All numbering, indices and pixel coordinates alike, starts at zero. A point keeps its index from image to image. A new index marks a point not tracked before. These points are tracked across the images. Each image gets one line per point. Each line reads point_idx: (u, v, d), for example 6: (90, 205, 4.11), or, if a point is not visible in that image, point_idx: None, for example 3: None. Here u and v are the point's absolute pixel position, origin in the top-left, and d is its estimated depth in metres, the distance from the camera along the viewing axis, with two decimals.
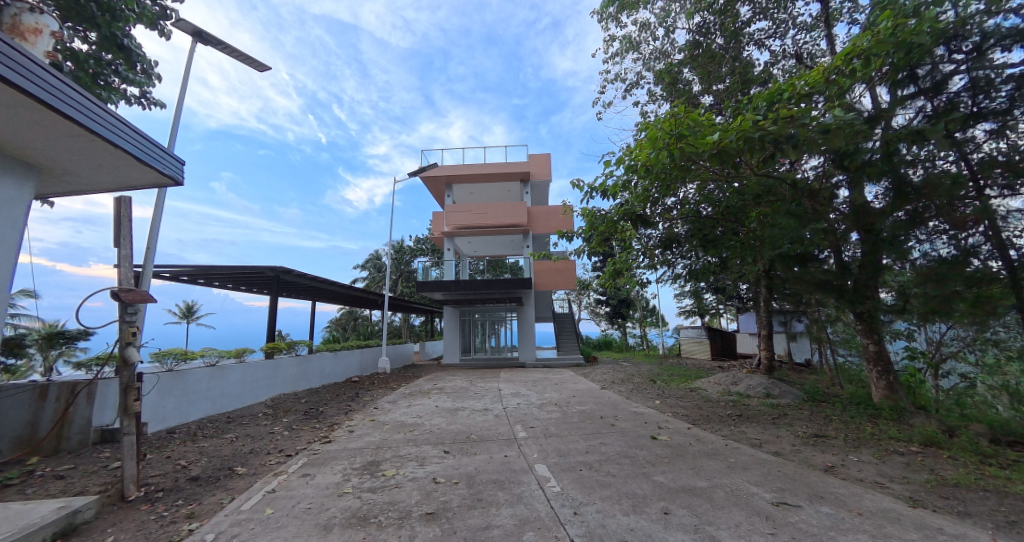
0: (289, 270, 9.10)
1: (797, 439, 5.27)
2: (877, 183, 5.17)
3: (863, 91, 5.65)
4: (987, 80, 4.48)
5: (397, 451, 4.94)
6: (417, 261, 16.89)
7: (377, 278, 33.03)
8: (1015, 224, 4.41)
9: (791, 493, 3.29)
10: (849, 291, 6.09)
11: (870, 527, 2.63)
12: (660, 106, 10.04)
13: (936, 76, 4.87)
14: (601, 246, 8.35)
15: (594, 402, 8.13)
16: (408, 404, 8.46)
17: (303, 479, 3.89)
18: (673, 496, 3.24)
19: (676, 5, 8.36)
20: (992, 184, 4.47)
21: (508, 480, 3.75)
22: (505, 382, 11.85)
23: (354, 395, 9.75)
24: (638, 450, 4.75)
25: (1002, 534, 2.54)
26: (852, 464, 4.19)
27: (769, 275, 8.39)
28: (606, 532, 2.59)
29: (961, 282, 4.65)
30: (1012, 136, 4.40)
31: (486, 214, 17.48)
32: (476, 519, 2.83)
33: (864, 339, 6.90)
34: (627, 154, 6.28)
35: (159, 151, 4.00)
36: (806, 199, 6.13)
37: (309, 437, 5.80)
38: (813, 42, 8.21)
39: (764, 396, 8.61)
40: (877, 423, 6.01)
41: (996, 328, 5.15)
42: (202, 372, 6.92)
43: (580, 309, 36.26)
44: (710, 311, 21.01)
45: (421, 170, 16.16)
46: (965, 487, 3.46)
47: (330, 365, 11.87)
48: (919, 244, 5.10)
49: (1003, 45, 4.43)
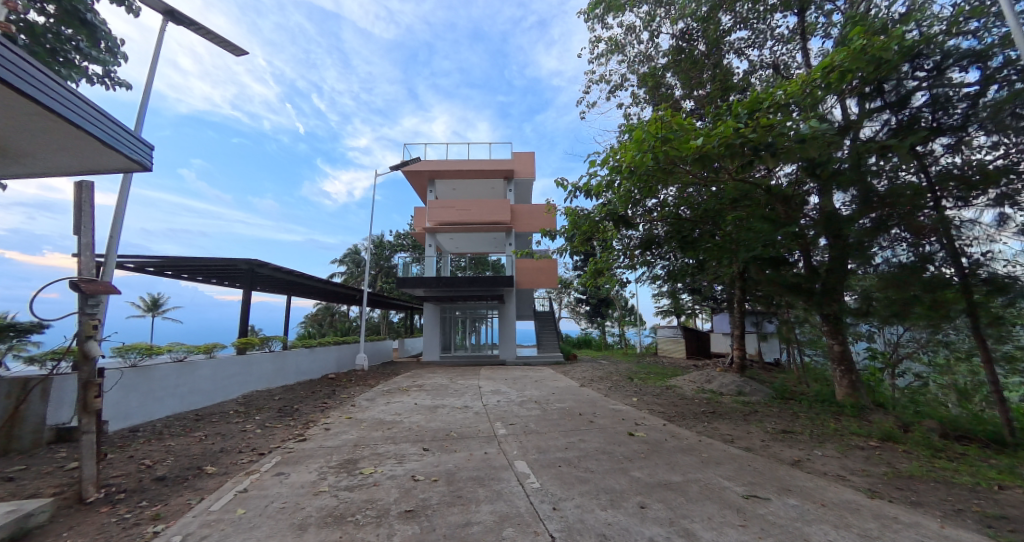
0: (264, 264, 8.81)
1: (766, 435, 5.49)
2: (845, 191, 5.44)
3: (834, 103, 5.85)
4: (946, 97, 4.84)
5: (375, 449, 4.85)
6: (399, 257, 16.64)
7: (355, 272, 32.53)
8: (966, 234, 4.81)
9: (761, 486, 3.43)
10: (818, 294, 6.25)
11: (832, 517, 2.77)
12: (642, 109, 10.24)
13: (900, 91, 5.21)
14: (582, 245, 8.45)
15: (573, 401, 8.12)
16: (386, 402, 8.28)
17: (277, 479, 3.78)
18: (649, 491, 3.32)
19: (661, 9, 8.52)
20: (948, 196, 4.81)
21: (488, 477, 3.76)
22: (485, 380, 11.80)
23: (330, 393, 9.48)
24: (617, 446, 4.84)
25: (949, 521, 2.72)
26: (817, 459, 4.39)
27: (743, 276, 8.64)
28: (584, 527, 2.63)
29: (919, 286, 4.90)
30: (966, 152, 4.73)
31: (469, 211, 17.39)
32: (456, 516, 2.83)
33: (830, 340, 7.26)
34: (612, 155, 6.33)
35: (126, 134, 3.82)
36: (780, 204, 6.39)
37: (283, 435, 5.63)
38: (789, 54, 8.51)
39: (736, 394, 8.92)
40: (842, 420, 6.26)
41: (949, 331, 5.46)
42: (168, 368, 6.64)
43: (560, 308, 36.60)
44: (686, 311, 21.55)
45: (403, 163, 15.94)
46: (917, 479, 3.70)
47: (305, 361, 11.61)
48: (882, 250, 5.37)
49: (961, 64, 4.75)
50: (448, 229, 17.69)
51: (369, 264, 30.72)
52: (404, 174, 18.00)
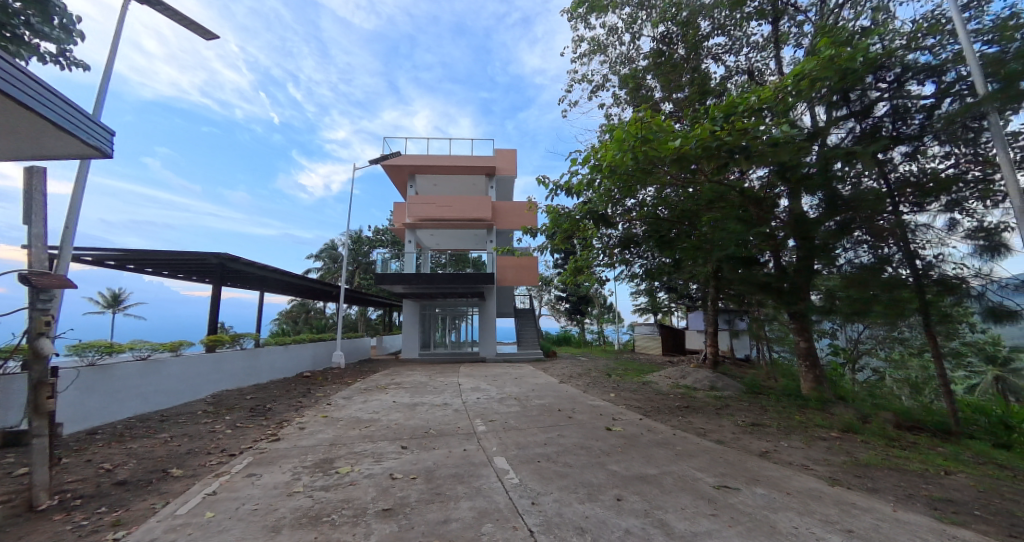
0: (236, 259, 8.49)
1: (737, 428, 5.71)
2: (813, 195, 5.61)
3: (803, 111, 6.07)
4: (905, 108, 5.13)
5: (352, 448, 4.76)
6: (378, 253, 16.36)
7: (332, 268, 31.75)
8: (921, 237, 5.29)
9: (731, 477, 3.57)
10: (786, 293, 6.42)
11: (797, 504, 2.91)
12: (623, 110, 10.39)
13: (864, 101, 5.45)
14: (563, 243, 8.52)
15: (553, 397, 8.21)
16: (364, 400, 8.15)
17: (248, 480, 3.66)
18: (626, 484, 3.40)
19: (643, 12, 8.66)
20: (905, 202, 5.26)
21: (467, 474, 3.76)
22: (465, 377, 11.76)
23: (305, 392, 9.25)
24: (595, 441, 4.93)
25: (901, 505, 2.91)
26: (783, 450, 4.60)
27: (716, 274, 8.79)
28: (563, 520, 2.67)
29: (879, 286, 5.14)
30: (922, 160, 5.17)
31: (450, 207, 17.24)
32: (435, 513, 2.82)
33: (797, 337, 7.58)
34: (593, 154, 6.40)
35: (84, 118, 3.60)
36: (753, 206, 6.61)
37: (255, 435, 5.45)
38: (763, 61, 8.81)
39: (709, 389, 9.23)
40: (807, 413, 6.56)
41: (905, 328, 5.77)
42: (131, 367, 6.32)
43: (540, 306, 36.82)
44: (663, 309, 22.08)
45: (383, 157, 15.65)
46: (874, 466, 3.93)
47: (279, 359, 11.27)
48: (845, 252, 5.67)
49: (918, 78, 5.08)
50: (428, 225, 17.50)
51: (346, 260, 30.03)
52: (384, 168, 17.67)
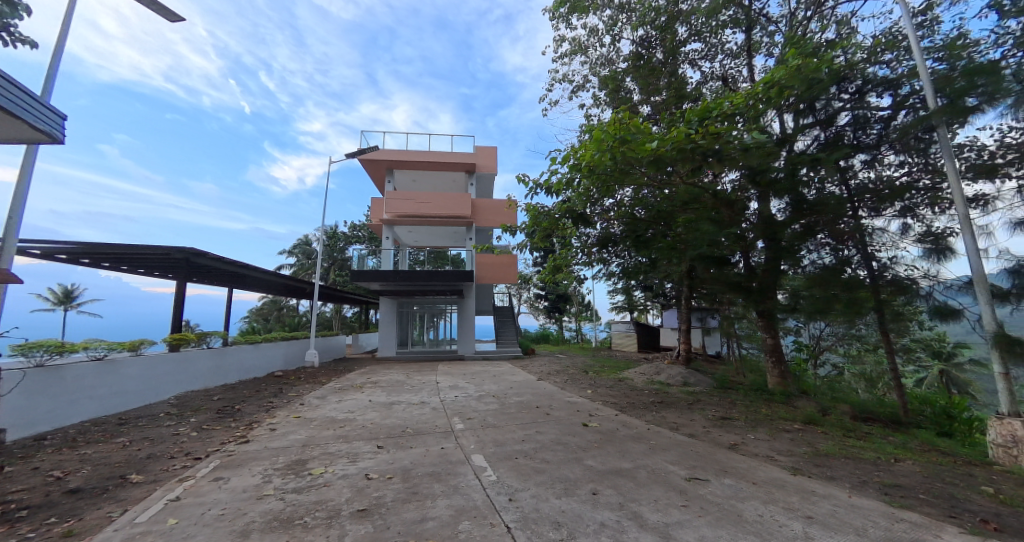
0: (203, 254, 8.12)
1: (707, 422, 5.91)
2: (780, 198, 5.88)
3: (772, 118, 6.33)
4: (865, 118, 5.44)
5: (326, 449, 4.65)
6: (354, 249, 16.00)
7: (305, 264, 30.82)
8: (877, 240, 5.63)
9: (702, 469, 3.70)
10: (755, 292, 6.57)
11: (762, 494, 3.05)
12: (602, 110, 10.53)
13: (828, 110, 5.73)
14: (542, 242, 8.57)
15: (531, 394, 8.26)
16: (339, 399, 7.97)
17: (215, 484, 3.53)
18: (601, 478, 3.47)
19: (623, 15, 8.79)
20: (864, 207, 5.57)
21: (445, 472, 3.74)
22: (443, 375, 11.67)
23: (277, 392, 8.95)
24: (572, 437, 5.00)
25: (856, 492, 3.10)
26: (750, 442, 4.80)
27: (690, 274, 9.13)
28: (539, 516, 2.70)
29: (839, 286, 5.44)
30: (879, 168, 5.48)
31: (429, 203, 17.04)
32: (411, 512, 2.80)
33: (764, 334, 7.91)
34: (573, 154, 6.46)
35: (31, 100, 3.34)
36: (725, 208, 6.82)
37: (223, 438, 5.24)
38: (736, 68, 9.11)
39: (682, 385, 9.52)
40: (773, 406, 6.86)
41: (862, 325, 6.13)
42: (85, 368, 5.95)
43: (519, 304, 36.93)
44: (639, 307, 22.57)
45: (360, 151, 15.30)
46: (832, 456, 4.16)
47: (249, 358, 10.86)
48: (809, 253, 5.98)
49: (877, 90, 5.37)
50: (406, 221, 17.24)
51: (321, 256, 29.22)
52: (360, 162, 17.25)
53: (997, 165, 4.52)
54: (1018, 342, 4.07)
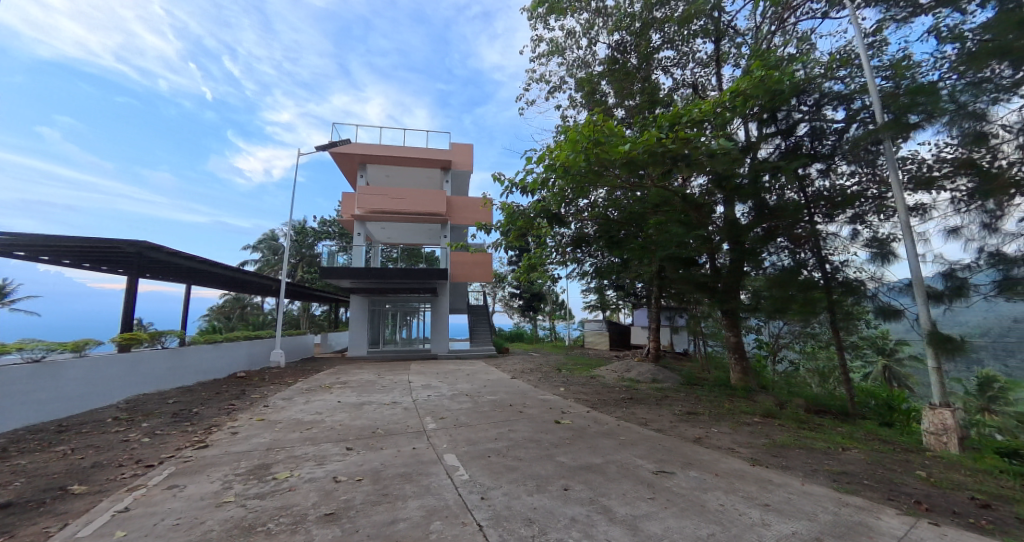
0: (158, 248, 7.64)
1: (674, 417, 6.12)
2: (744, 203, 6.16)
3: (738, 126, 6.61)
4: (821, 130, 5.78)
5: (291, 452, 4.49)
6: (324, 245, 15.51)
7: (271, 260, 29.58)
8: (830, 245, 6.00)
9: (669, 462, 3.83)
10: (721, 292, 7.02)
11: (724, 484, 3.19)
12: (578, 112, 10.68)
13: (789, 121, 6.05)
14: (517, 240, 8.60)
15: (505, 393, 8.29)
16: (306, 401, 7.72)
17: (169, 492, 3.33)
18: (573, 474, 3.52)
19: (600, 19, 8.94)
20: (819, 213, 5.91)
21: (416, 473, 3.70)
22: (415, 375, 11.51)
23: (239, 393, 8.56)
24: (544, 434, 5.05)
25: (809, 480, 3.29)
26: (714, 435, 5.01)
27: (660, 274, 9.41)
28: (512, 513, 2.72)
29: (797, 287, 5.74)
30: (833, 177, 5.83)
31: (402, 200, 16.73)
32: (381, 514, 2.75)
33: (728, 332, 8.27)
34: (548, 154, 6.51)
35: None
36: (693, 211, 7.07)
37: (178, 443, 4.96)
38: (706, 77, 9.45)
39: (651, 381, 9.81)
40: (735, 401, 7.18)
41: (816, 324, 6.52)
42: (21, 370, 5.48)
43: (494, 303, 36.89)
44: (611, 307, 23.06)
45: (331, 144, 14.83)
46: (788, 447, 4.41)
47: (209, 358, 10.32)
48: (769, 256, 6.31)
49: (832, 104, 5.72)
50: (378, 217, 16.86)
51: (288, 252, 28.11)
52: (332, 155, 16.72)
53: (934, 177, 4.91)
54: (950, 340, 4.44)
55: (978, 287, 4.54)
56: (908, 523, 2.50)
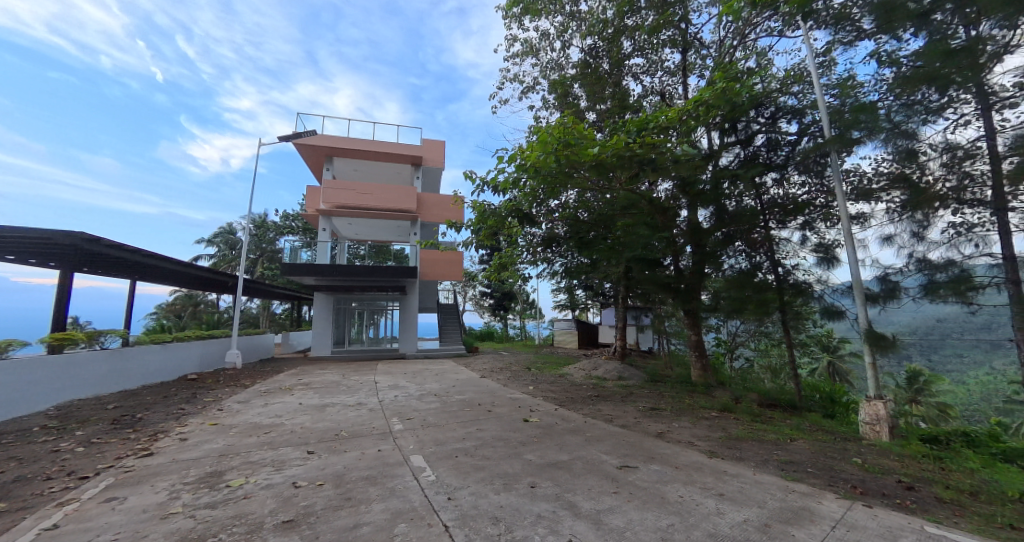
0: (98, 240, 7.05)
1: (639, 413, 6.31)
2: (706, 208, 6.45)
3: (702, 134, 6.91)
4: (776, 141, 6.14)
5: (247, 458, 4.27)
6: (286, 240, 14.85)
7: (228, 256, 27.97)
8: (783, 249, 6.38)
9: (633, 457, 3.95)
10: (683, 292, 7.32)
11: (684, 476, 3.33)
12: (551, 114, 10.79)
13: (747, 131, 6.38)
14: (488, 239, 8.59)
15: (474, 392, 8.26)
16: (264, 403, 7.36)
17: (107, 505, 3.08)
18: (540, 471, 3.56)
19: (573, 23, 9.07)
20: (773, 219, 6.28)
21: (381, 475, 3.62)
22: (382, 375, 11.24)
23: (189, 397, 8.04)
24: (512, 433, 5.08)
25: (761, 470, 3.49)
26: (675, 430, 5.21)
27: (627, 275, 9.67)
28: (478, 513, 2.71)
29: (753, 289, 6.07)
30: (786, 186, 6.21)
31: (370, 195, 16.28)
32: (343, 519, 2.67)
33: (690, 331, 8.63)
34: (519, 154, 6.53)
35: None
36: (659, 214, 7.33)
37: (118, 452, 4.59)
38: (673, 85, 9.80)
39: (617, 379, 10.08)
40: (695, 396, 7.50)
41: (770, 323, 6.92)
42: None
43: (464, 302, 36.63)
44: (580, 306, 23.47)
45: (295, 135, 14.22)
46: (742, 439, 4.66)
47: (155, 360, 9.63)
48: (728, 259, 6.64)
49: (786, 118, 6.08)
50: (345, 212, 16.33)
51: (246, 247, 26.69)
52: (296, 147, 16.03)
53: (872, 189, 5.33)
54: (884, 337, 4.85)
55: (906, 290, 4.98)
56: (846, 506, 2.71)
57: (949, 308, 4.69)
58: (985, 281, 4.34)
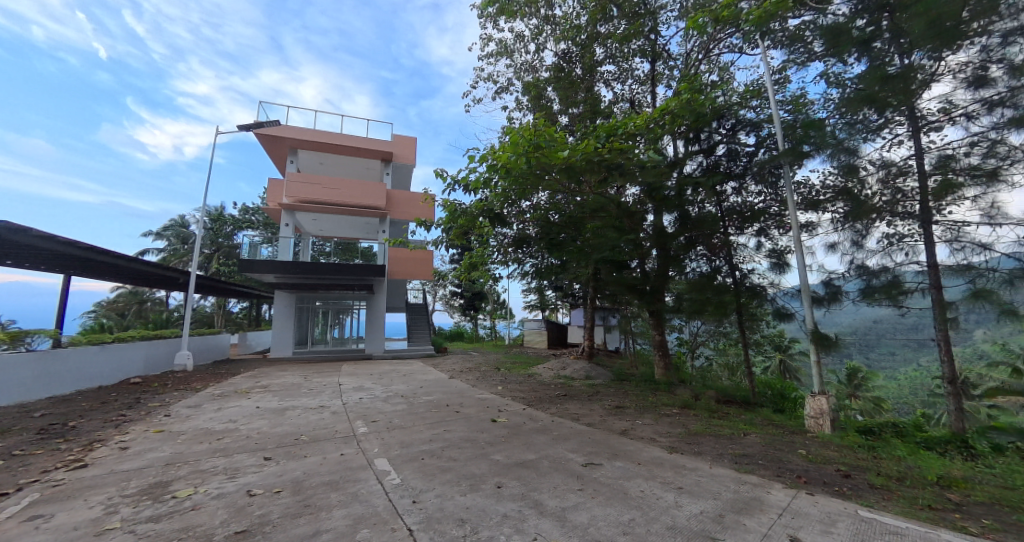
0: (26, 231, 6.42)
1: (604, 411, 6.47)
2: (670, 213, 6.70)
3: (668, 142, 7.18)
4: (735, 151, 6.48)
5: (196, 466, 4.02)
6: (244, 235, 14.13)
7: (179, 250, 26.18)
8: (740, 254, 6.74)
9: (597, 454, 4.05)
10: (648, 294, 7.56)
11: (646, 472, 3.45)
12: (524, 115, 10.86)
13: (710, 141, 6.69)
14: (459, 239, 8.53)
15: (442, 393, 8.17)
16: (217, 408, 6.94)
17: (31, 524, 2.81)
18: (507, 471, 3.58)
19: (548, 27, 9.17)
20: (732, 225, 6.62)
21: (344, 480, 3.51)
22: (347, 376, 10.90)
23: (130, 402, 7.45)
24: (480, 433, 5.07)
25: (716, 463, 3.67)
26: (639, 427, 5.39)
27: (596, 277, 9.87)
28: (443, 515, 2.69)
29: (713, 291, 6.37)
30: (744, 194, 6.57)
31: (337, 190, 15.76)
32: (301, 527, 2.57)
33: (654, 331, 8.92)
34: (491, 154, 6.52)
35: None
36: (627, 218, 7.54)
37: (45, 465, 4.19)
38: (642, 94, 10.12)
39: (584, 378, 10.27)
40: (658, 394, 7.78)
41: (728, 324, 7.29)
42: None
43: (434, 301, 36.11)
44: (550, 307, 23.74)
45: (257, 125, 13.54)
46: (700, 434, 4.88)
47: (93, 362, 8.86)
48: (690, 262, 6.93)
49: (744, 130, 6.43)
50: (309, 207, 15.72)
51: (200, 241, 25.09)
52: (257, 137, 15.26)
53: (819, 200, 5.74)
54: (827, 337, 5.24)
55: (847, 293, 5.43)
56: (791, 494, 2.90)
57: (884, 311, 5.18)
58: (913, 286, 4.89)
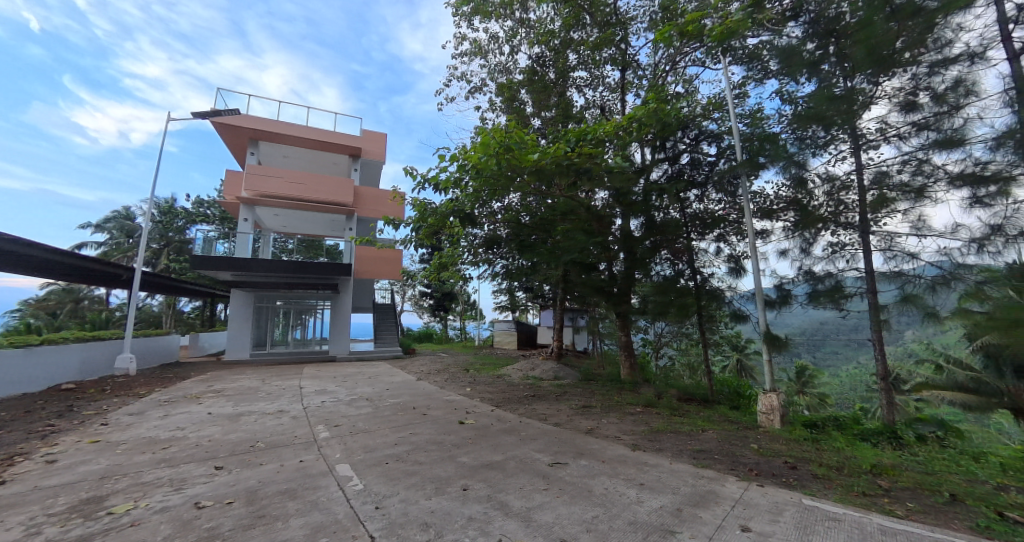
0: None
1: (571, 411, 6.58)
2: (637, 218, 6.92)
3: (636, 149, 7.41)
4: (698, 160, 6.78)
5: (138, 478, 3.74)
6: (197, 230, 13.32)
7: (122, 245, 24.26)
8: (701, 258, 7.05)
9: (563, 453, 4.11)
10: (615, 296, 7.75)
11: (609, 469, 3.54)
12: (497, 116, 10.87)
13: (675, 150, 6.97)
14: (429, 238, 8.41)
15: (409, 395, 8.02)
16: (162, 415, 6.48)
17: None
18: (473, 473, 3.57)
19: (522, 30, 9.23)
20: (694, 231, 6.92)
21: (302, 488, 3.38)
22: (308, 379, 10.48)
23: (61, 410, 6.82)
24: (447, 435, 5.02)
25: (676, 459, 3.82)
26: (604, 425, 5.52)
27: (565, 278, 10.03)
28: (407, 520, 2.65)
29: (675, 293, 6.63)
30: (705, 201, 6.89)
31: (301, 185, 15.13)
32: (254, 539, 2.45)
33: (621, 333, 9.16)
34: (462, 154, 6.47)
35: None
36: (596, 221, 7.71)
37: None
38: (613, 101, 10.38)
39: (552, 378, 10.40)
40: (622, 393, 7.99)
41: (689, 325, 7.60)
42: None
43: (402, 302, 35.36)
44: (520, 308, 23.85)
45: (213, 113, 12.78)
46: (661, 432, 5.07)
47: (17, 367, 8.05)
48: (655, 265, 7.17)
49: (707, 140, 6.75)
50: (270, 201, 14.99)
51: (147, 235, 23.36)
52: (213, 126, 14.41)
53: (773, 210, 6.10)
54: (778, 338, 5.59)
55: (796, 297, 5.80)
56: (743, 486, 3.07)
57: (828, 313, 5.56)
58: (853, 290, 5.34)
